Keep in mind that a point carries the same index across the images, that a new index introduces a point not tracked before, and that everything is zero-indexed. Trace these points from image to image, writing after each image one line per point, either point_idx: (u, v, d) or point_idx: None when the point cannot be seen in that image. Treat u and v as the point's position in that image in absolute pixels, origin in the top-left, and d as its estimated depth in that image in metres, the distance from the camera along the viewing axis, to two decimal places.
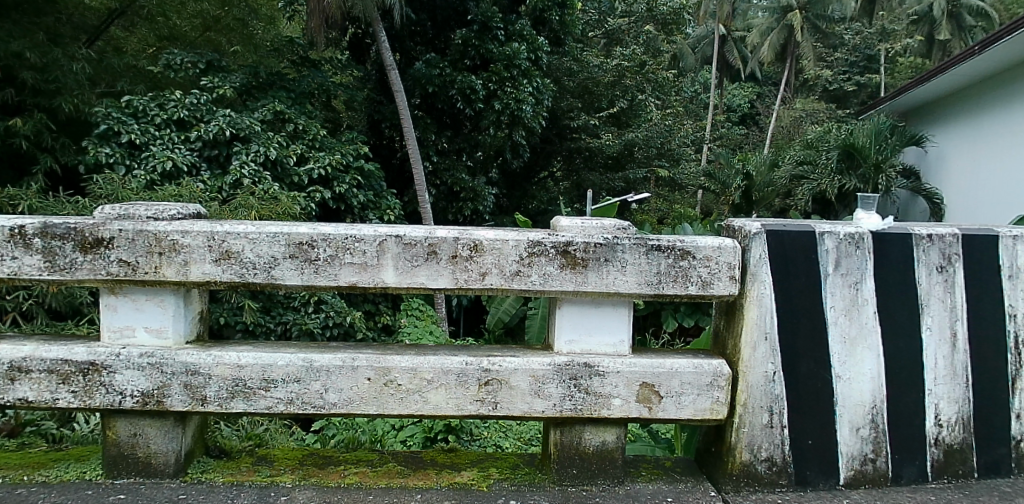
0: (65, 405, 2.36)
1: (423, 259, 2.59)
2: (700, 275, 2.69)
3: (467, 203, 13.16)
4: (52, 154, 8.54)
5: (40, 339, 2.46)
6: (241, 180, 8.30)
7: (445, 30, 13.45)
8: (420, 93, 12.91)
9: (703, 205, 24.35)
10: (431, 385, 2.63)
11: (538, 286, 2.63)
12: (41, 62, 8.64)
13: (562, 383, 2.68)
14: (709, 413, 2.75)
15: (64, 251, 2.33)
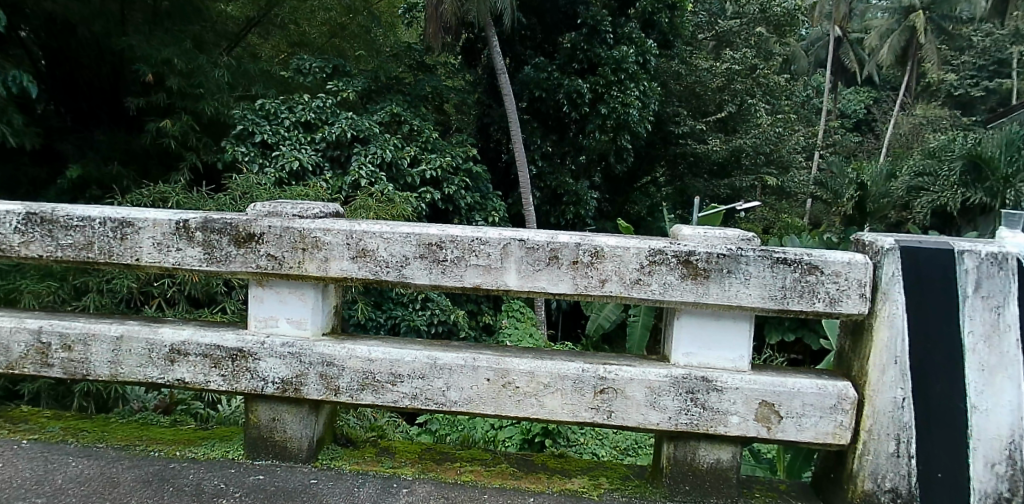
0: (214, 388, 2.47)
1: (545, 264, 2.59)
2: (828, 291, 2.54)
3: (570, 206, 13.08)
4: (195, 152, 9.07)
5: (196, 325, 2.58)
6: (359, 181, 8.59)
7: (554, 34, 13.46)
8: (527, 96, 13.11)
9: (811, 215, 23.22)
10: (547, 389, 2.63)
11: (658, 295, 2.58)
12: (187, 68, 9.13)
13: (678, 396, 2.61)
14: (831, 438, 2.60)
15: (220, 244, 2.45)
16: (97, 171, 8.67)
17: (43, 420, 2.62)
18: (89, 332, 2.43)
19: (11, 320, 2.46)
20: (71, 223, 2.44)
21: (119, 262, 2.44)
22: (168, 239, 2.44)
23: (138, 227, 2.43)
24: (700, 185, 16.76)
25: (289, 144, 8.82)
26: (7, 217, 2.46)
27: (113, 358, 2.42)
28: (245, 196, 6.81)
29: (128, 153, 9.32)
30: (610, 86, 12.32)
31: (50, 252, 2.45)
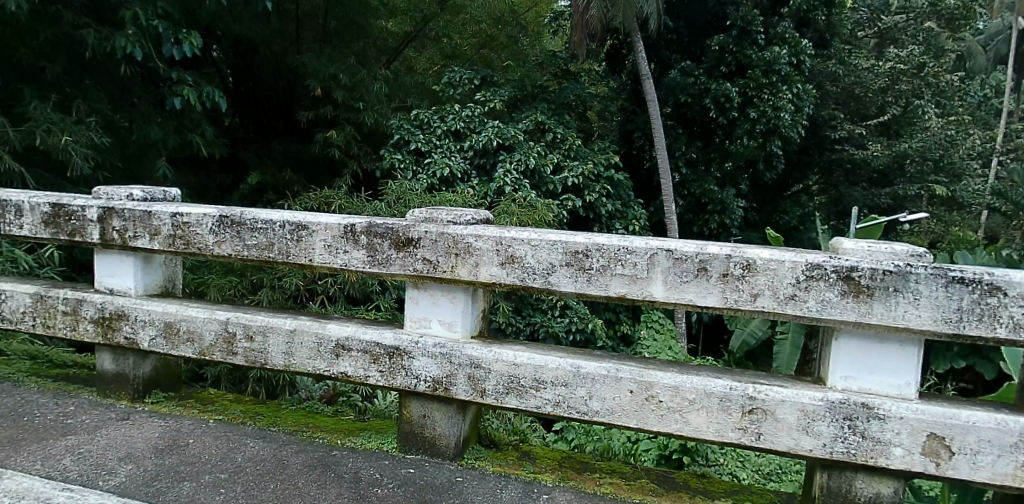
0: (373, 382, 2.59)
1: (693, 275, 2.48)
2: (1013, 316, 2.19)
3: (714, 215, 12.41)
4: (357, 161, 9.46)
5: (359, 322, 2.68)
6: (504, 187, 8.61)
7: (701, 38, 13.26)
8: (672, 102, 12.89)
9: (989, 229, 20.60)
10: (693, 406, 2.49)
11: (815, 313, 2.36)
12: (350, 83, 9.47)
13: (835, 423, 2.37)
14: (1013, 481, 2.23)
15: (382, 248, 2.57)
16: (274, 178, 9.43)
17: (224, 401, 2.79)
18: (269, 324, 2.53)
19: (203, 310, 2.55)
20: (256, 225, 2.53)
21: (294, 263, 2.56)
22: (336, 242, 2.55)
23: (311, 230, 2.54)
24: (857, 193, 15.37)
25: (440, 152, 9.02)
26: (202, 220, 2.51)
27: (287, 350, 2.53)
28: (398, 202, 7.06)
29: (298, 160, 9.93)
30: (761, 89, 11.59)
31: (238, 251, 2.53)
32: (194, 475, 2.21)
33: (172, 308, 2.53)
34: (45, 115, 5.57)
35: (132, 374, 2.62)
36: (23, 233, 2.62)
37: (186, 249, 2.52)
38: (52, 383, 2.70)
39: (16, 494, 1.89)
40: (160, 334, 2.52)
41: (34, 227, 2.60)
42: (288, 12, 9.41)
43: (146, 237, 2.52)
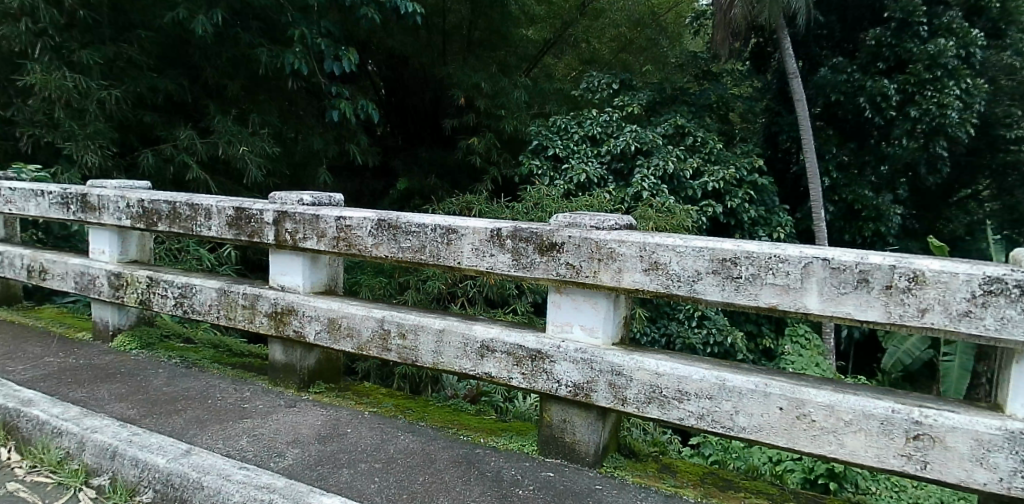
0: (516, 384, 2.60)
1: (853, 287, 2.13)
2: None
3: (868, 223, 10.85)
4: (496, 166, 9.58)
5: (504, 324, 2.71)
6: (642, 193, 8.18)
7: (856, 31, 11.54)
8: (820, 102, 11.48)
9: None
10: (849, 427, 2.13)
11: (994, 333, 1.94)
12: (491, 90, 9.59)
13: (1014, 456, 1.91)
14: None
15: (526, 252, 2.58)
16: (420, 184, 9.86)
17: (378, 395, 2.94)
18: (420, 323, 2.64)
19: (361, 307, 2.69)
20: (410, 229, 2.65)
21: (444, 265, 2.65)
22: (484, 246, 2.61)
23: (461, 233, 2.62)
24: None
25: (577, 158, 8.68)
26: (362, 223, 2.66)
27: (437, 348, 2.62)
28: (535, 207, 7.09)
29: (444, 168, 10.20)
30: (923, 86, 10.10)
31: (393, 253, 2.65)
32: (352, 462, 2.34)
33: (334, 305, 2.68)
34: (228, 128, 6.74)
35: (299, 365, 2.82)
36: (210, 234, 2.85)
37: (348, 251, 2.67)
38: (231, 370, 2.96)
39: (203, 469, 2.07)
40: (324, 329, 2.68)
41: (220, 229, 2.83)
42: (435, 26, 9.80)
43: (313, 239, 2.69)
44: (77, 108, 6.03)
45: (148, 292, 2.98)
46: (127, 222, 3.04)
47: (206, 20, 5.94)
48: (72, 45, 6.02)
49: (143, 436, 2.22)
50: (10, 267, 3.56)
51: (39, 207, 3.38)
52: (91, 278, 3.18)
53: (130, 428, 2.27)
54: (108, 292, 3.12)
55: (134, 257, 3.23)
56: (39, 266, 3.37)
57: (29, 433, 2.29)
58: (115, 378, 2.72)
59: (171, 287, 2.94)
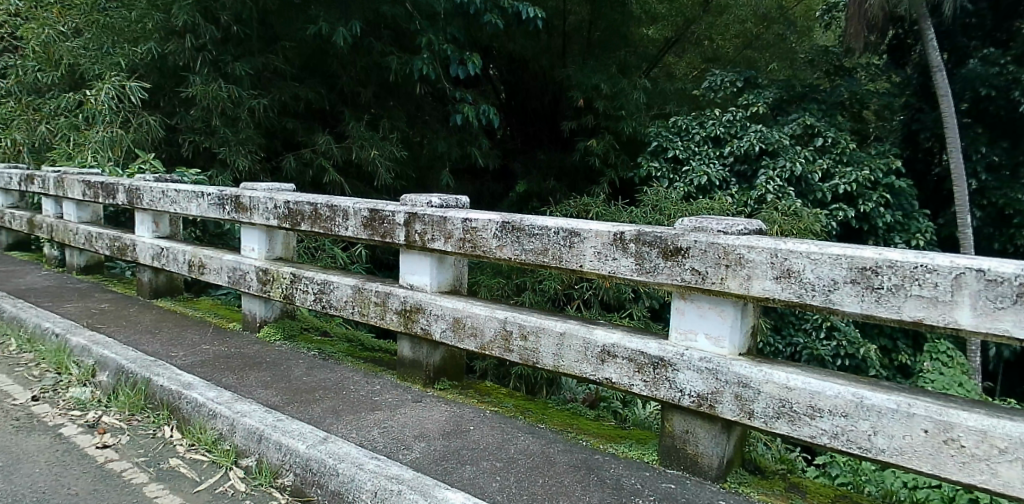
0: (637, 391, 2.48)
1: (1012, 301, 1.75)
2: None
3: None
4: (614, 169, 9.38)
5: (626, 330, 2.61)
6: (766, 196, 7.50)
7: (1012, 19, 10.16)
8: (969, 97, 10.21)
9: None
10: (1006, 457, 1.74)
11: None
12: (611, 92, 9.47)
13: None
14: None
15: (650, 256, 2.45)
16: (538, 187, 9.91)
17: (498, 394, 2.98)
18: (541, 325, 2.63)
19: (485, 307, 2.74)
20: (533, 231, 2.65)
21: (566, 268, 2.62)
22: (607, 249, 2.53)
23: (583, 236, 2.57)
24: None
25: (698, 159, 8.23)
26: (487, 225, 2.70)
27: (557, 352, 2.60)
28: (654, 210, 7.01)
29: (561, 170, 10.15)
30: None
31: (517, 255, 2.67)
32: (474, 460, 2.38)
33: (459, 305, 2.75)
34: (360, 135, 7.42)
35: (424, 362, 2.91)
36: (347, 234, 3.00)
37: (473, 251, 2.73)
38: (363, 363, 3.11)
39: (339, 457, 2.15)
40: (449, 328, 2.75)
41: (355, 229, 2.97)
42: (555, 27, 10.03)
43: (441, 240, 2.78)
44: (231, 116, 6.83)
45: (291, 287, 3.18)
46: (275, 222, 3.26)
47: (347, 32, 6.57)
48: (227, 57, 6.76)
49: (286, 423, 2.36)
50: (174, 262, 3.80)
51: (198, 208, 3.61)
52: (243, 274, 3.41)
53: (274, 414, 2.42)
54: (257, 286, 3.34)
55: (279, 254, 3.43)
56: (199, 261, 3.63)
57: (188, 413, 2.49)
58: (260, 367, 2.92)
59: (312, 283, 3.12)
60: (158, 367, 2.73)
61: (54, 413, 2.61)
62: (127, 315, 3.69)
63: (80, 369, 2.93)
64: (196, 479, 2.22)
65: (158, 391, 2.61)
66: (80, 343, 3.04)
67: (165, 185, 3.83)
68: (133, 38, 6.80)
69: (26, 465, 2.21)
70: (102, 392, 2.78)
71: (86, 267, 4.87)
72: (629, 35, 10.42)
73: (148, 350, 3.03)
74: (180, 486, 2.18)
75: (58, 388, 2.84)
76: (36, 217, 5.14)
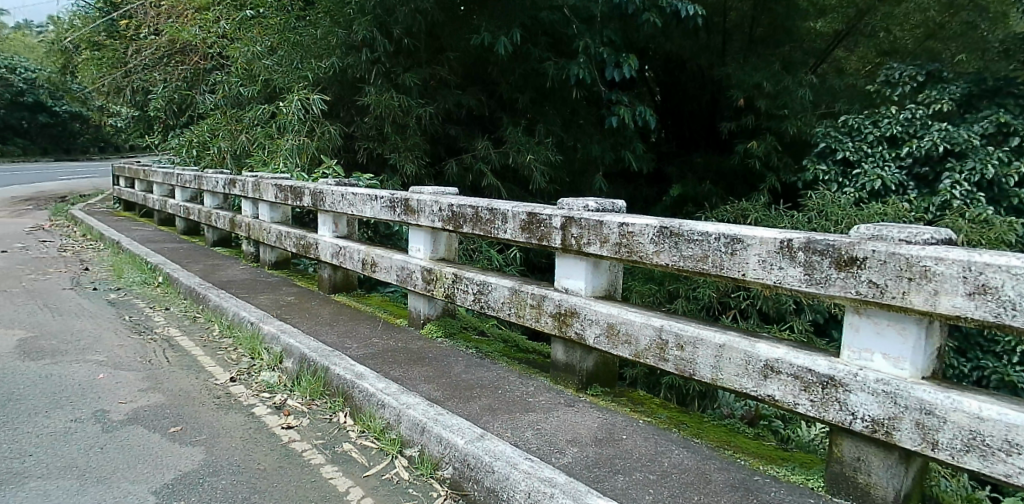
0: (803, 412, 2.17)
1: None
2: None
3: None
4: (776, 172, 8.60)
5: (794, 344, 2.31)
6: (951, 203, 6.60)
7: None
8: None
9: None
10: None
11: None
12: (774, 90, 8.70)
13: None
14: None
15: (821, 266, 2.12)
16: (694, 189, 9.19)
17: (651, 405, 2.94)
18: (699, 336, 2.46)
19: (640, 314, 2.67)
20: (693, 237, 2.49)
21: (728, 277, 2.40)
22: (772, 257, 2.26)
23: (747, 243, 2.33)
24: None
25: (870, 162, 7.27)
26: (644, 229, 2.62)
27: (715, 364, 2.40)
28: (820, 215, 6.54)
29: (719, 174, 9.41)
30: None
31: (675, 261, 2.54)
32: (627, 470, 2.31)
33: (614, 310, 2.71)
34: (517, 139, 7.59)
35: (578, 366, 2.91)
36: (505, 236, 3.07)
37: (629, 257, 2.67)
38: (517, 364, 3.18)
39: (495, 454, 2.16)
40: (603, 334, 2.73)
41: (513, 231, 3.04)
42: (715, 25, 9.47)
43: (596, 244, 2.76)
44: (401, 124, 7.20)
45: (453, 286, 3.31)
46: (439, 224, 3.41)
47: (508, 41, 6.86)
48: (399, 69, 7.22)
49: (446, 417, 2.43)
50: (349, 260, 4.10)
51: (372, 210, 3.87)
52: (409, 272, 3.61)
53: (436, 408, 2.50)
54: (421, 285, 3.52)
55: (442, 255, 3.58)
56: (371, 260, 3.89)
57: (360, 402, 2.67)
58: (423, 362, 3.07)
59: (470, 284, 3.23)
60: (335, 357, 2.95)
61: (248, 393, 2.93)
62: (308, 307, 4.02)
63: (269, 354, 3.25)
64: (366, 465, 2.36)
65: (335, 380, 2.82)
66: (270, 331, 3.36)
67: (344, 188, 4.15)
68: (319, 53, 7.26)
69: (226, 439, 2.48)
70: (287, 377, 3.08)
71: (276, 263, 5.28)
72: (794, 29, 9.65)
73: (327, 340, 3.29)
74: (352, 469, 2.32)
75: (252, 370, 3.20)
76: (238, 218, 5.60)
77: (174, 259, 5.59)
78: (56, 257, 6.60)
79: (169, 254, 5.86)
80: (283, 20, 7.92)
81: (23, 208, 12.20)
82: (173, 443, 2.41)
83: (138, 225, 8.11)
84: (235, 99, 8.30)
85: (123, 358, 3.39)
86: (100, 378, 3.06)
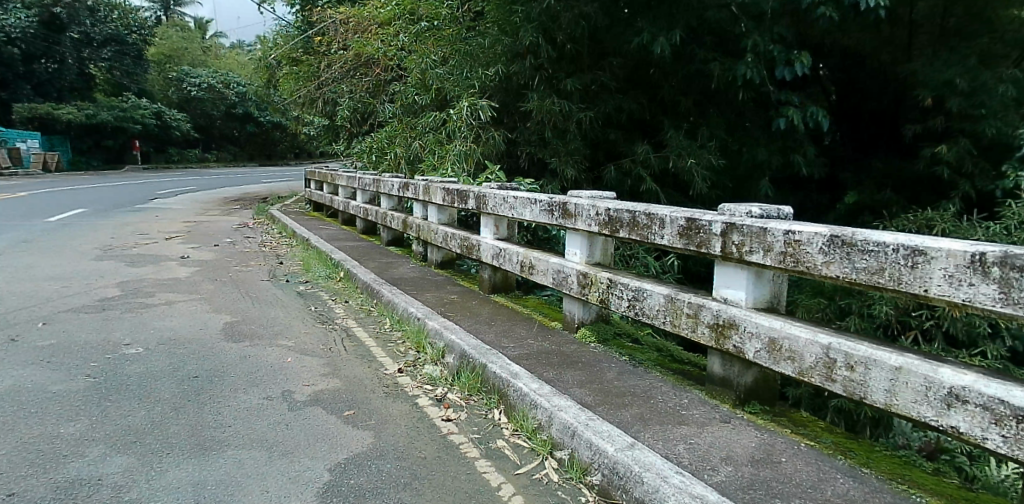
0: (995, 450, 1.80)
1: None
2: None
3: None
4: (969, 180, 7.18)
5: (992, 371, 1.91)
6: None
7: None
8: None
9: None
10: None
11: None
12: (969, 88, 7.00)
13: None
14: None
15: (1022, 285, 1.74)
16: (871, 196, 7.97)
17: (815, 428, 2.69)
18: (872, 355, 2.15)
19: (807, 330, 2.41)
20: (868, 247, 2.17)
21: (907, 294, 2.05)
22: (961, 272, 1.89)
23: (931, 256, 1.96)
24: None
25: None
26: (813, 238, 2.36)
27: (889, 388, 2.07)
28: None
29: (899, 179, 7.96)
30: None
31: (847, 274, 2.24)
32: (786, 496, 2.09)
33: (777, 324, 2.50)
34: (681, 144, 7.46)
35: (736, 381, 2.78)
36: (663, 242, 3.01)
37: (795, 268, 2.42)
38: (671, 375, 3.09)
39: (644, 464, 2.09)
40: (764, 349, 2.53)
41: (671, 237, 2.96)
42: (898, 17, 7.61)
43: (760, 253, 2.56)
44: (562, 128, 7.46)
45: (608, 292, 3.31)
46: (596, 228, 3.42)
47: (667, 41, 6.66)
48: (561, 75, 7.46)
49: (597, 423, 2.38)
50: (508, 262, 4.23)
51: (531, 214, 3.97)
52: (565, 276, 3.65)
53: (587, 413, 2.47)
54: (576, 289, 3.55)
55: (598, 259, 3.59)
56: (529, 263, 3.99)
57: (515, 400, 2.74)
58: (576, 366, 3.09)
59: (626, 290, 3.20)
60: (492, 355, 3.06)
61: (413, 384, 3.14)
62: (468, 306, 4.18)
63: (433, 349, 3.46)
64: (518, 463, 2.41)
65: (492, 377, 2.93)
66: (434, 326, 3.57)
67: (505, 192, 4.28)
68: (487, 61, 7.68)
69: (393, 426, 2.65)
70: (448, 372, 3.27)
71: (442, 263, 5.58)
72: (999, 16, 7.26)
73: (486, 338, 3.42)
74: (504, 466, 2.38)
75: (418, 363, 3.45)
76: (409, 218, 5.97)
77: (352, 256, 6.10)
78: (257, 251, 7.54)
79: (349, 250, 6.43)
80: (455, 32, 8.37)
81: (235, 205, 14.11)
82: (346, 426, 2.62)
83: (324, 224, 8.99)
84: (410, 108, 8.85)
85: (309, 344, 3.76)
86: (289, 361, 3.42)
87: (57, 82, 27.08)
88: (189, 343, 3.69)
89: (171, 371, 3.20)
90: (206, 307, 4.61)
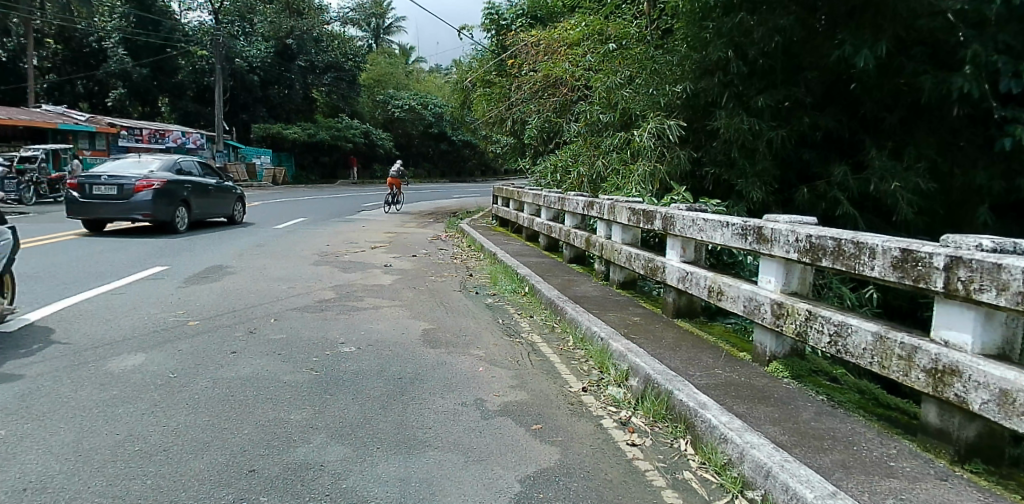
0: None
1: None
2: None
3: None
4: None
5: None
6: None
7: None
8: None
9: None
10: None
11: None
12: None
13: None
14: None
15: None
16: None
17: None
18: None
19: None
20: None
21: None
22: None
23: None
24: None
25: None
26: None
27: None
28: None
29: None
30: None
31: None
32: None
33: (1012, 374, 2.10)
34: (883, 166, 6.82)
35: (956, 434, 2.42)
36: (873, 274, 2.74)
37: None
38: (877, 421, 2.79)
39: None
40: (994, 401, 2.15)
41: (883, 269, 2.68)
42: None
43: (993, 291, 2.17)
44: (751, 148, 7.09)
45: (806, 325, 3.09)
46: (794, 256, 3.21)
47: (870, 53, 6.16)
48: (752, 91, 7.15)
49: (795, 466, 2.18)
50: (694, 286, 4.10)
51: (723, 237, 3.83)
52: (757, 304, 3.46)
53: (783, 453, 2.28)
54: (770, 319, 3.35)
55: (795, 289, 3.35)
56: (717, 288, 3.83)
57: (703, 432, 2.62)
58: (768, 401, 2.90)
59: (827, 324, 2.96)
60: (680, 383, 2.97)
61: (597, 404, 3.15)
62: (650, 329, 4.10)
63: (617, 370, 3.45)
64: (706, 498, 2.28)
65: (678, 405, 2.84)
66: (618, 348, 3.55)
67: (694, 214, 4.17)
68: (675, 79, 7.61)
69: (576, 445, 2.64)
70: (632, 395, 3.23)
71: (623, 283, 5.53)
72: None
73: (671, 364, 3.32)
74: (692, 499, 2.26)
75: (602, 384, 3.44)
76: (592, 237, 6.01)
77: (537, 271, 6.26)
78: (449, 263, 8.00)
79: (533, 266, 6.60)
80: (642, 50, 8.37)
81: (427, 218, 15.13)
82: (534, 440, 2.66)
83: (508, 239, 9.36)
84: (594, 127, 8.96)
85: (499, 356, 3.90)
86: (480, 371, 3.55)
87: (287, 106, 31.32)
88: (394, 346, 3.98)
89: (378, 371, 3.46)
90: (409, 313, 4.96)
